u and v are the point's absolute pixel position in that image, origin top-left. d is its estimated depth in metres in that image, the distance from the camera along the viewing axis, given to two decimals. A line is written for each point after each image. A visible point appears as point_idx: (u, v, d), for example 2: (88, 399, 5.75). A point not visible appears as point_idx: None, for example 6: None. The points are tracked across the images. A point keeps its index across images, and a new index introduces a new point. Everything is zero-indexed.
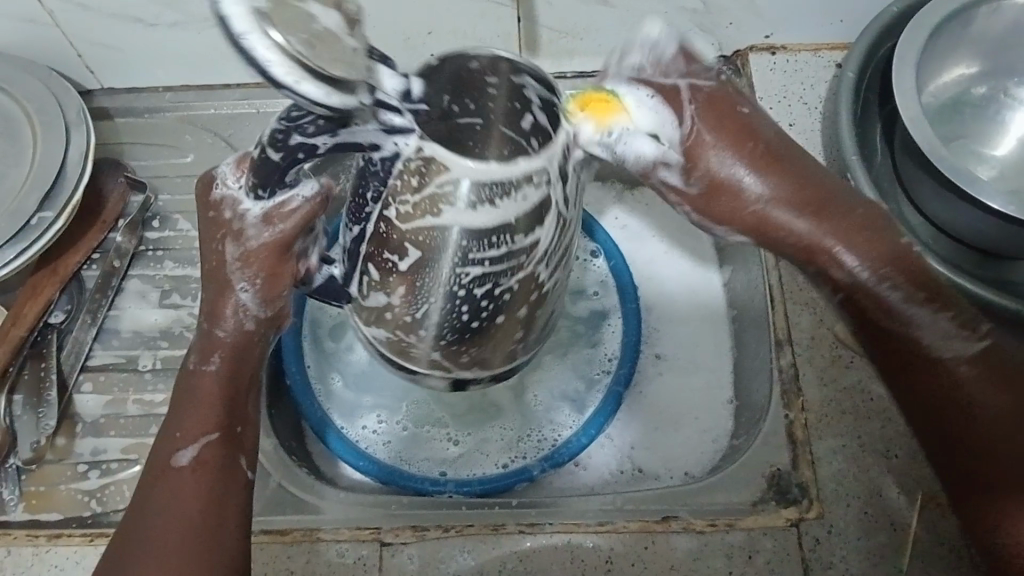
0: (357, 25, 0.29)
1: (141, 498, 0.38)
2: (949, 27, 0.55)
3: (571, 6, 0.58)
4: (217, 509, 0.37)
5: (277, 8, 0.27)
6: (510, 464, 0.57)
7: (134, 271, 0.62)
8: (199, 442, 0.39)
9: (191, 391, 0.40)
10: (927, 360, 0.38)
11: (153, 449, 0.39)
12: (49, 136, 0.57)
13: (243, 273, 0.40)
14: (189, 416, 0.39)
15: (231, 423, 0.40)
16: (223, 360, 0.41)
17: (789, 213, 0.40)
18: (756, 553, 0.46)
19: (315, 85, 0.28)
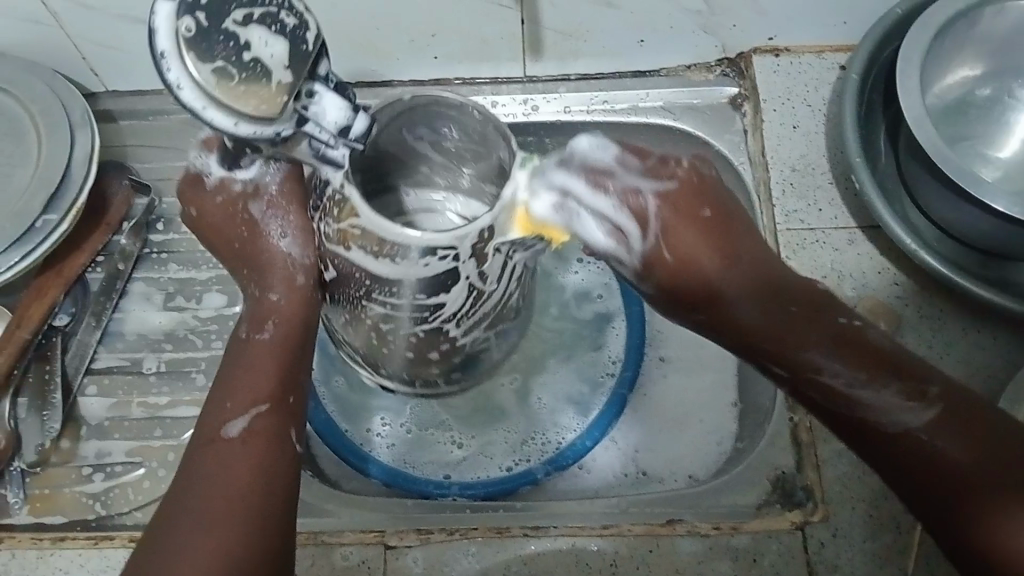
0: (300, 56, 0.36)
1: (191, 459, 0.40)
2: (953, 29, 0.55)
3: (575, 9, 0.58)
4: (267, 471, 0.39)
5: (203, 35, 0.34)
6: (514, 467, 0.57)
7: (138, 274, 0.62)
8: (250, 411, 0.42)
9: (246, 356, 0.45)
10: (891, 425, 0.38)
11: (203, 416, 0.42)
12: (54, 140, 0.57)
13: (281, 223, 0.48)
14: (240, 387, 0.43)
15: (283, 391, 0.43)
16: (275, 326, 0.46)
17: (730, 302, 0.45)
18: (761, 556, 0.46)
19: (214, 113, 0.35)
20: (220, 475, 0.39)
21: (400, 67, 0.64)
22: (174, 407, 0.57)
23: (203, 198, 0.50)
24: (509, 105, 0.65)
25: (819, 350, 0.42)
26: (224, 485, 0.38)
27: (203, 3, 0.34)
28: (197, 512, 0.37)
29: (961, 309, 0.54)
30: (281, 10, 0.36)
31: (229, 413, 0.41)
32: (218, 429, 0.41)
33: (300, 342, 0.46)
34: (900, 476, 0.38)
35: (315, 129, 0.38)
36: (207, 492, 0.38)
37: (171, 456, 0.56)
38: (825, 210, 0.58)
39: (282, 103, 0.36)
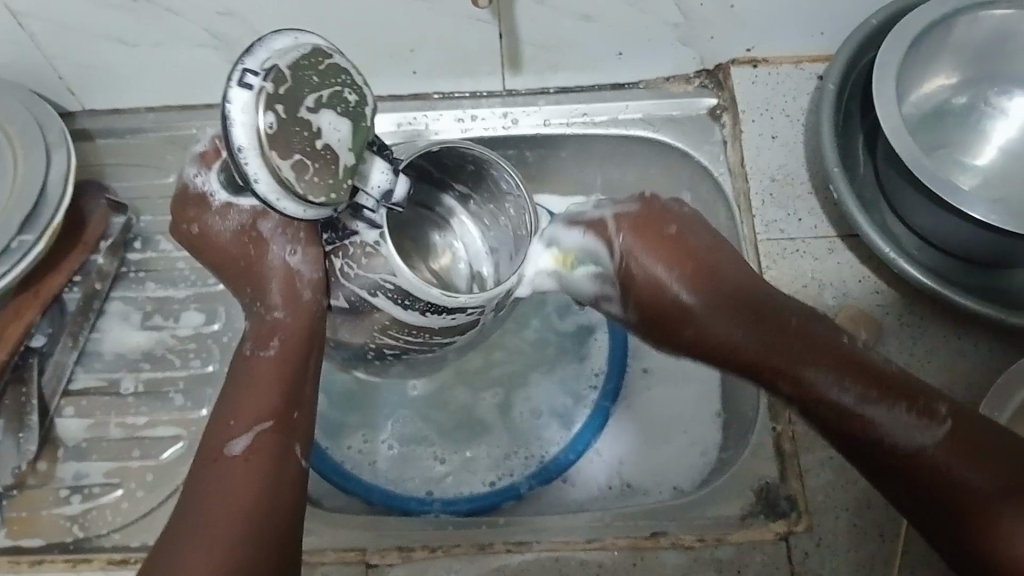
0: (359, 130, 0.39)
1: (197, 478, 0.40)
2: (927, 38, 0.55)
3: (554, 23, 0.58)
4: (272, 489, 0.40)
5: (275, 135, 0.36)
6: (497, 482, 0.57)
7: (117, 293, 0.62)
8: (253, 429, 0.42)
9: (252, 374, 0.44)
10: (897, 445, 0.38)
11: (209, 438, 0.42)
12: (30, 159, 0.56)
13: (287, 237, 0.48)
14: (246, 405, 0.43)
15: (287, 408, 0.43)
16: (280, 342, 0.46)
17: (722, 322, 0.47)
18: (746, 567, 0.46)
19: (288, 201, 0.38)
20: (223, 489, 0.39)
21: (379, 82, 0.64)
22: (153, 426, 0.57)
23: (208, 220, 0.49)
24: (488, 119, 0.64)
25: (812, 363, 0.42)
26: (228, 499, 0.38)
27: (280, 96, 0.37)
28: (197, 526, 0.37)
29: (941, 316, 0.54)
30: (346, 91, 0.39)
31: (233, 430, 0.42)
32: (222, 447, 0.41)
33: (303, 355, 0.46)
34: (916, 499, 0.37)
35: (365, 199, 0.42)
36: (210, 507, 0.38)
37: (150, 476, 0.55)
38: (805, 219, 0.58)
39: (346, 186, 0.39)
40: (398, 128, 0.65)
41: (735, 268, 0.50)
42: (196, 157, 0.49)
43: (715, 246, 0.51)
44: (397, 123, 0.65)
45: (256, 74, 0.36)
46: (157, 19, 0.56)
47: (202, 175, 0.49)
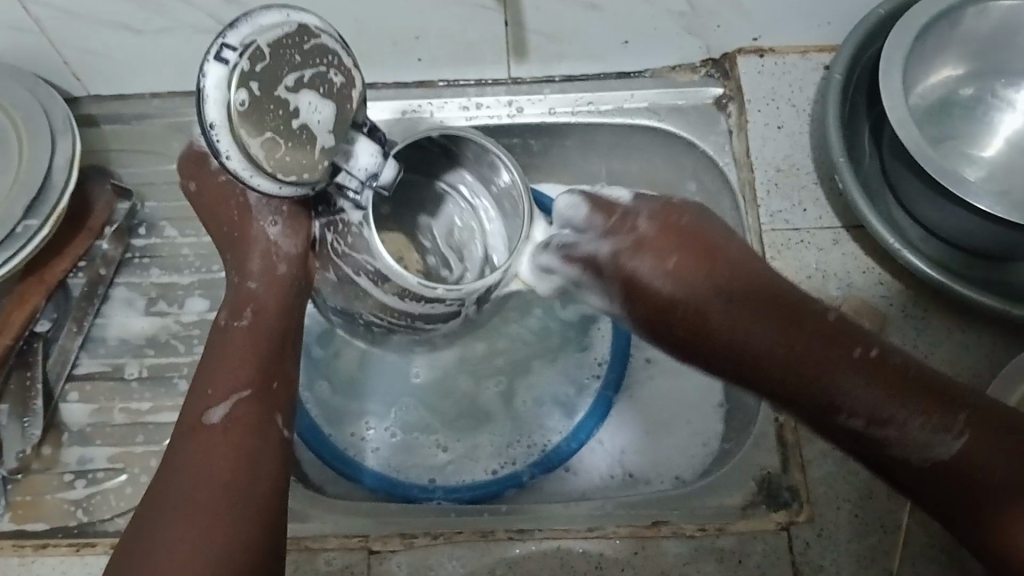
0: (343, 100, 0.41)
1: (175, 450, 0.40)
2: (935, 29, 0.55)
3: (559, 11, 0.58)
4: (252, 459, 0.40)
5: (247, 109, 0.38)
6: (499, 470, 0.57)
7: (121, 279, 0.62)
8: (232, 399, 0.42)
9: (230, 342, 0.45)
10: (918, 440, 0.38)
11: (185, 406, 0.42)
12: (35, 144, 0.56)
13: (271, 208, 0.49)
14: (222, 376, 0.43)
15: (265, 380, 0.44)
16: (252, 314, 0.46)
17: (745, 331, 0.45)
18: (746, 557, 0.46)
19: (261, 178, 0.40)
20: (209, 456, 0.39)
21: (384, 69, 0.64)
22: (157, 412, 0.57)
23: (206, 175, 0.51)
24: (493, 107, 0.64)
25: (836, 363, 0.41)
26: (210, 476, 0.39)
27: (256, 73, 0.37)
28: (178, 503, 0.38)
29: (945, 308, 0.54)
30: (331, 70, 0.41)
31: (214, 400, 0.42)
32: (201, 417, 0.41)
33: (277, 329, 0.47)
34: (918, 476, 0.39)
35: (348, 177, 0.44)
36: (187, 484, 0.38)
37: (154, 462, 0.55)
38: (810, 210, 0.58)
39: (322, 166, 0.41)
40: (403, 115, 0.65)
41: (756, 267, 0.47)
42: None
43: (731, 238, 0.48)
44: (403, 110, 0.65)
45: (232, 50, 0.37)
46: (161, 5, 0.56)
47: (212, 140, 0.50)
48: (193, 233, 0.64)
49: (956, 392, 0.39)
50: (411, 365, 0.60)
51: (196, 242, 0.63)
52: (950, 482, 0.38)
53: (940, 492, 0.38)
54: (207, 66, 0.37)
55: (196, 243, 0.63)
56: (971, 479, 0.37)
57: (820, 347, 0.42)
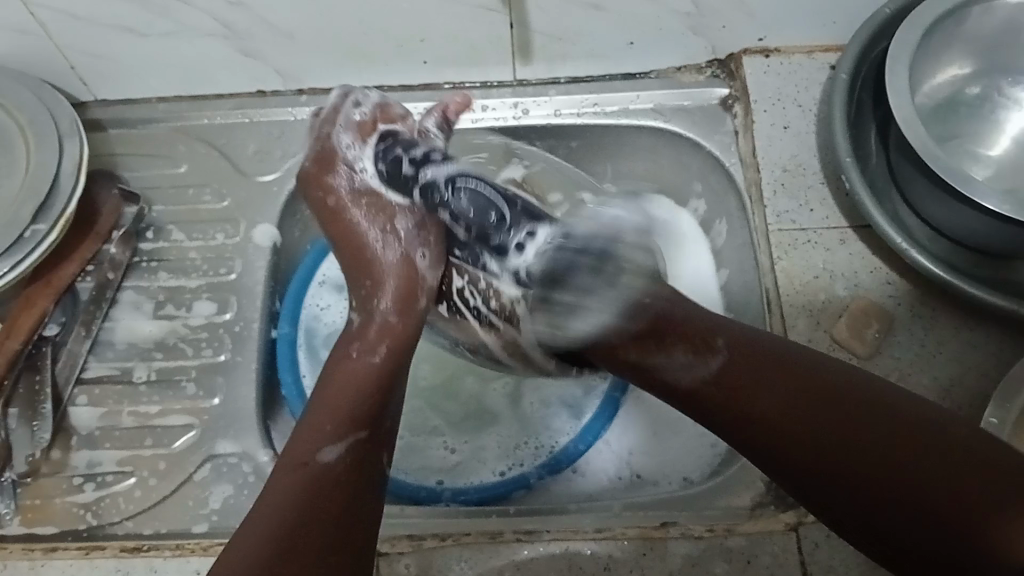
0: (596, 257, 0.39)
1: (284, 472, 0.41)
2: (940, 28, 0.55)
3: (563, 12, 0.58)
4: (353, 504, 0.41)
5: None
6: (507, 472, 0.57)
7: (128, 283, 0.62)
8: (346, 439, 0.42)
9: (347, 374, 0.45)
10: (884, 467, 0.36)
11: (294, 439, 0.43)
12: (42, 147, 0.56)
13: (419, 240, 0.51)
14: (341, 410, 0.43)
15: (378, 422, 0.44)
16: (385, 352, 0.47)
17: (705, 387, 0.44)
18: (756, 557, 0.46)
19: None
20: (307, 496, 0.40)
21: (389, 71, 0.64)
22: (165, 415, 0.57)
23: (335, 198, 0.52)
24: (499, 109, 0.64)
25: (785, 399, 0.41)
26: (308, 512, 0.39)
27: None
28: (276, 536, 0.38)
29: (953, 307, 0.53)
30: None
31: (327, 435, 0.42)
32: (316, 448, 0.42)
33: (399, 372, 0.47)
34: (886, 518, 0.36)
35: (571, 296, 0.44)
36: (288, 515, 0.39)
37: (162, 464, 0.55)
38: (817, 210, 0.58)
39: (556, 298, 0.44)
40: None
41: (772, 345, 0.43)
42: (351, 124, 0.53)
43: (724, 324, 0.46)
44: (409, 112, 0.65)
45: None
46: (167, 9, 0.56)
47: (356, 149, 0.52)
48: (201, 236, 0.64)
49: (923, 421, 0.37)
50: (418, 367, 0.60)
51: (203, 245, 0.63)
52: (917, 506, 0.35)
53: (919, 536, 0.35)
54: None
55: (204, 247, 0.63)
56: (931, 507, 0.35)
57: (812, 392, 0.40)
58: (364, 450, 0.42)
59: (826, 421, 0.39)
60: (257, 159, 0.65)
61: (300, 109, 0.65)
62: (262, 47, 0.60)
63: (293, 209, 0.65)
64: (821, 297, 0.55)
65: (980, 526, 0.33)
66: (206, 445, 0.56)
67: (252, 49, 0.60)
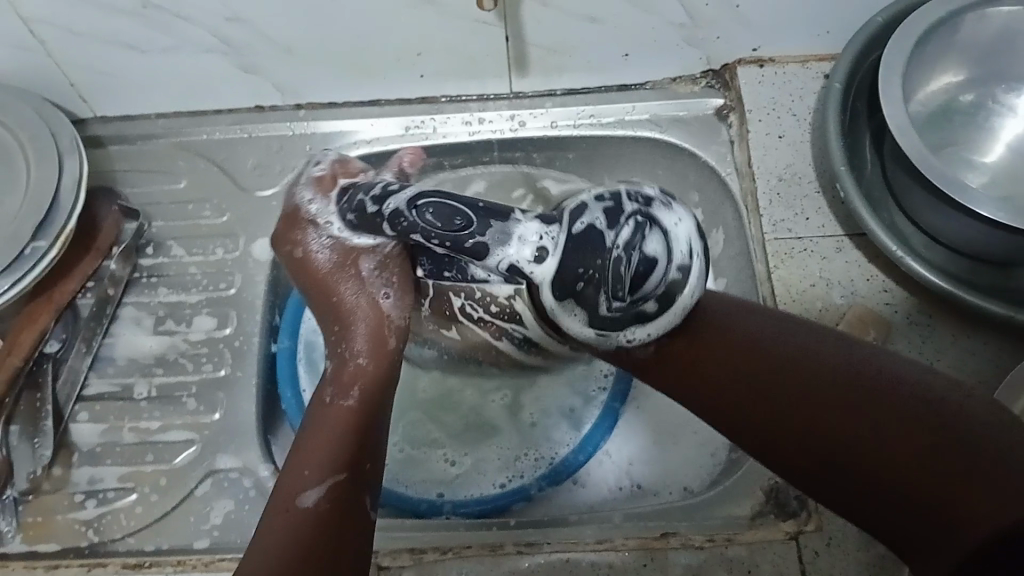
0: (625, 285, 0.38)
1: (266, 524, 0.40)
2: (933, 36, 0.55)
3: (560, 25, 0.58)
4: (337, 546, 0.39)
5: (656, 307, 0.40)
6: (507, 484, 0.57)
7: (128, 298, 0.62)
8: (325, 482, 0.41)
9: (326, 419, 0.44)
10: (874, 453, 0.35)
11: (282, 483, 0.42)
12: (42, 164, 0.57)
13: (383, 279, 0.50)
14: (317, 456, 0.42)
15: (360, 458, 0.42)
16: (359, 393, 0.45)
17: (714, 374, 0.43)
18: (757, 567, 0.46)
19: (586, 332, 0.39)
20: (293, 542, 0.38)
21: (387, 85, 0.64)
22: (166, 430, 0.57)
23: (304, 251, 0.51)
24: (495, 121, 0.65)
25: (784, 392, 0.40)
26: (288, 559, 0.37)
27: (675, 283, 0.39)
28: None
29: (951, 314, 0.54)
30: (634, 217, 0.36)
31: (306, 481, 0.41)
32: (295, 497, 0.40)
33: (380, 408, 0.45)
34: (882, 505, 0.35)
35: (625, 301, 0.38)
36: (265, 562, 0.37)
37: (163, 480, 0.55)
38: (813, 218, 0.58)
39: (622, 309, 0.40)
40: (407, 131, 0.65)
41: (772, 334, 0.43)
42: (313, 185, 0.52)
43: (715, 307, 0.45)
44: (406, 126, 0.65)
45: (676, 259, 0.38)
46: (166, 26, 0.56)
47: (321, 204, 0.51)
48: (200, 251, 0.64)
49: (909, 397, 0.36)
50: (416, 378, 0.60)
51: (202, 261, 0.64)
52: (895, 492, 0.34)
53: (908, 520, 0.34)
54: (667, 275, 0.38)
55: (204, 262, 0.63)
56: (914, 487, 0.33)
57: (793, 382, 0.40)
58: (344, 490, 0.41)
59: (807, 414, 0.38)
60: (256, 174, 0.65)
61: (298, 123, 0.66)
62: (260, 63, 0.61)
63: None
64: (819, 306, 0.55)
65: (970, 516, 0.32)
66: (208, 460, 0.56)
67: (249, 65, 0.61)
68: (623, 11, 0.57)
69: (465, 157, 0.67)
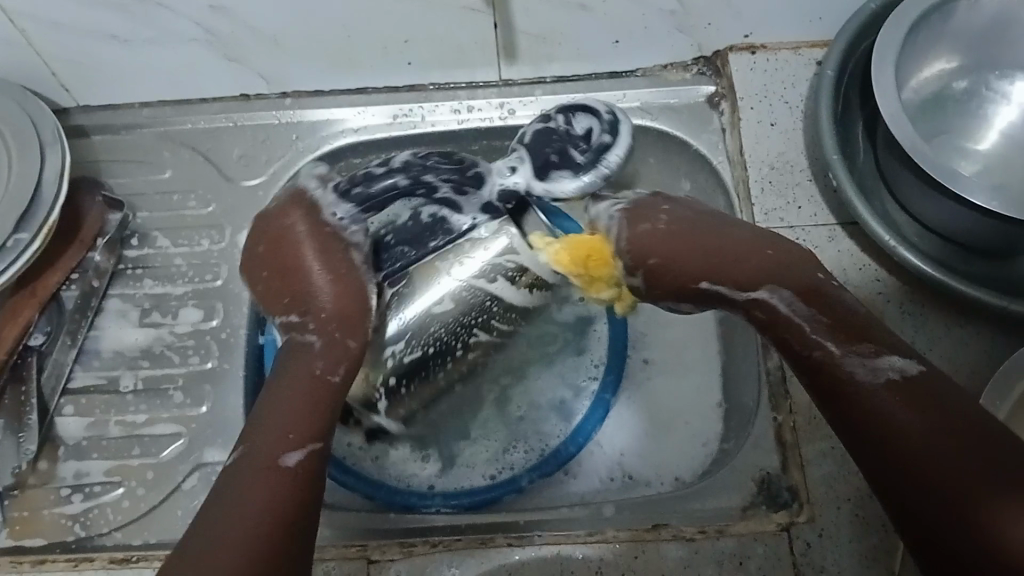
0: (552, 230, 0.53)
1: (241, 476, 0.40)
2: (927, 23, 0.55)
3: (549, 13, 0.58)
4: (304, 515, 0.40)
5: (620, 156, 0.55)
6: (497, 475, 0.57)
7: (114, 290, 0.62)
8: (305, 448, 0.42)
9: (310, 388, 0.44)
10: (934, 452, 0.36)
11: (256, 438, 0.42)
12: (23, 155, 0.56)
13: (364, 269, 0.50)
14: (297, 420, 0.43)
15: (330, 432, 0.44)
16: (346, 374, 0.46)
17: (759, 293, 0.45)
18: (748, 559, 0.45)
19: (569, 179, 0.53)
20: (271, 503, 0.39)
21: (375, 74, 0.63)
22: (153, 424, 0.57)
23: (280, 249, 0.49)
24: (485, 110, 0.64)
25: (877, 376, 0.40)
26: (266, 520, 0.38)
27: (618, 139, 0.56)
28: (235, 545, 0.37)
29: (942, 303, 0.53)
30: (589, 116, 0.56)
31: (288, 443, 0.42)
32: (275, 457, 0.41)
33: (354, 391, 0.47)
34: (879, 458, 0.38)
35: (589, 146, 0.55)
36: (241, 517, 0.38)
37: (150, 474, 0.55)
38: (805, 207, 0.57)
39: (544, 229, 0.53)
40: (395, 120, 0.65)
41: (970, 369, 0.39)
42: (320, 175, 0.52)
43: (723, 236, 0.47)
44: (395, 114, 0.65)
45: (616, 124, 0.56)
46: (148, 16, 0.55)
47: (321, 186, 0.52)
48: (186, 242, 0.63)
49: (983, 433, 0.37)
50: None
51: (188, 252, 0.63)
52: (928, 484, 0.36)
53: (935, 519, 0.36)
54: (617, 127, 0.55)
55: (189, 253, 0.63)
56: (941, 488, 0.36)
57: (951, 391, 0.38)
58: (320, 462, 0.42)
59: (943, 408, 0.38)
60: (242, 163, 0.64)
61: (285, 113, 0.65)
62: (245, 52, 0.60)
63: None
64: None
65: (959, 509, 0.35)
66: (195, 454, 0.55)
67: (235, 54, 0.60)
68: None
69: (454, 145, 0.66)
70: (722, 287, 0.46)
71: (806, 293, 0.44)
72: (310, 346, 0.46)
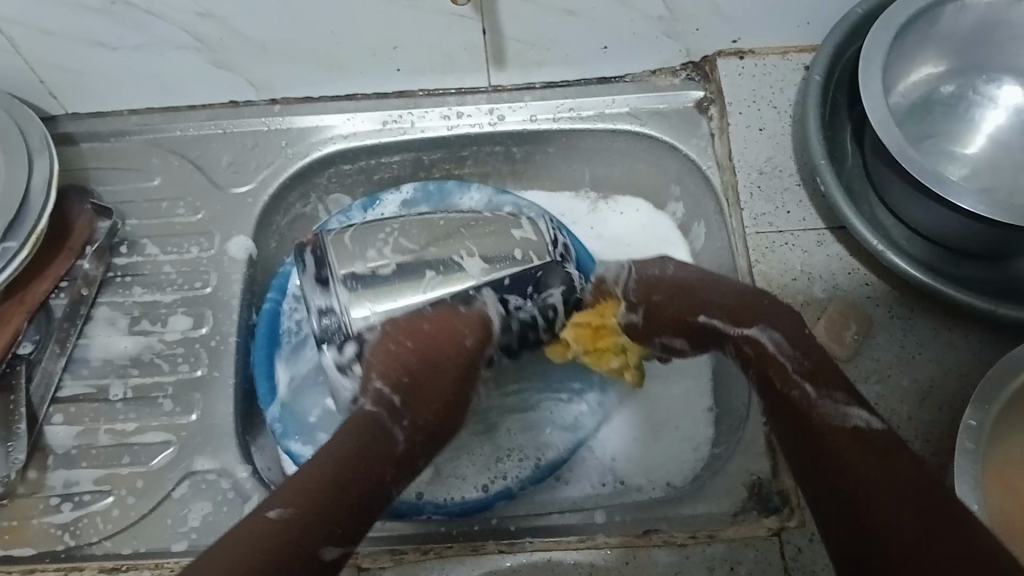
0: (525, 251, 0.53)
1: (289, 534, 0.40)
2: (914, 28, 0.55)
3: (537, 19, 0.58)
4: None
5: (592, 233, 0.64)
6: (489, 485, 0.55)
7: (102, 299, 0.61)
8: (344, 545, 0.41)
9: (359, 494, 0.43)
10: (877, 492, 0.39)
11: (315, 504, 0.41)
12: (10, 163, 0.55)
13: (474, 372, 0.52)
14: (347, 512, 0.42)
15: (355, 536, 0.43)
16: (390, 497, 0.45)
17: (759, 332, 0.49)
18: (738, 564, 0.45)
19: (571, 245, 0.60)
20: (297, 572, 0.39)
21: (364, 80, 0.63)
22: (142, 432, 0.57)
23: (423, 337, 0.50)
24: (474, 116, 0.64)
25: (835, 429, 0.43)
26: None
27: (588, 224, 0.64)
28: None
29: (930, 308, 0.53)
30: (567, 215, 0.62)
31: (339, 531, 0.41)
32: (324, 541, 0.40)
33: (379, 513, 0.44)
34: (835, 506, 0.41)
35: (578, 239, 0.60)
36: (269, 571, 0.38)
37: (140, 483, 0.55)
38: (794, 211, 0.58)
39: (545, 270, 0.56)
40: (385, 126, 0.65)
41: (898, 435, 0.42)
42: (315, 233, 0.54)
43: (719, 284, 0.52)
44: (384, 120, 0.65)
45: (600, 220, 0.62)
46: (135, 21, 0.55)
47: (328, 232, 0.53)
48: (175, 249, 0.63)
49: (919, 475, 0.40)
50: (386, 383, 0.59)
51: (178, 259, 0.63)
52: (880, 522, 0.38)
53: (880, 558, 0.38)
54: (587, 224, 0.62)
55: (179, 260, 0.63)
56: (884, 530, 0.38)
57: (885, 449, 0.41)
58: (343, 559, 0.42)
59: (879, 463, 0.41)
60: (231, 170, 0.64)
61: (274, 119, 0.65)
62: (233, 58, 0.60)
63: (268, 220, 0.64)
64: (800, 299, 0.54)
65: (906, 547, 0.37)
66: (185, 462, 0.55)
67: (223, 61, 0.60)
68: (601, 4, 0.57)
69: (444, 151, 0.66)
70: (717, 320, 0.51)
71: (794, 337, 0.48)
72: (392, 444, 0.46)
